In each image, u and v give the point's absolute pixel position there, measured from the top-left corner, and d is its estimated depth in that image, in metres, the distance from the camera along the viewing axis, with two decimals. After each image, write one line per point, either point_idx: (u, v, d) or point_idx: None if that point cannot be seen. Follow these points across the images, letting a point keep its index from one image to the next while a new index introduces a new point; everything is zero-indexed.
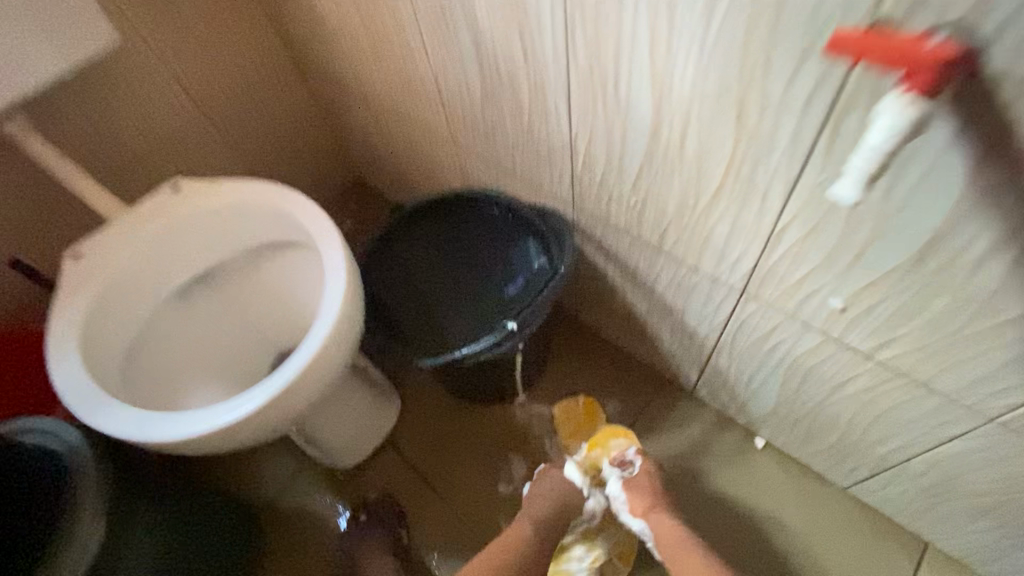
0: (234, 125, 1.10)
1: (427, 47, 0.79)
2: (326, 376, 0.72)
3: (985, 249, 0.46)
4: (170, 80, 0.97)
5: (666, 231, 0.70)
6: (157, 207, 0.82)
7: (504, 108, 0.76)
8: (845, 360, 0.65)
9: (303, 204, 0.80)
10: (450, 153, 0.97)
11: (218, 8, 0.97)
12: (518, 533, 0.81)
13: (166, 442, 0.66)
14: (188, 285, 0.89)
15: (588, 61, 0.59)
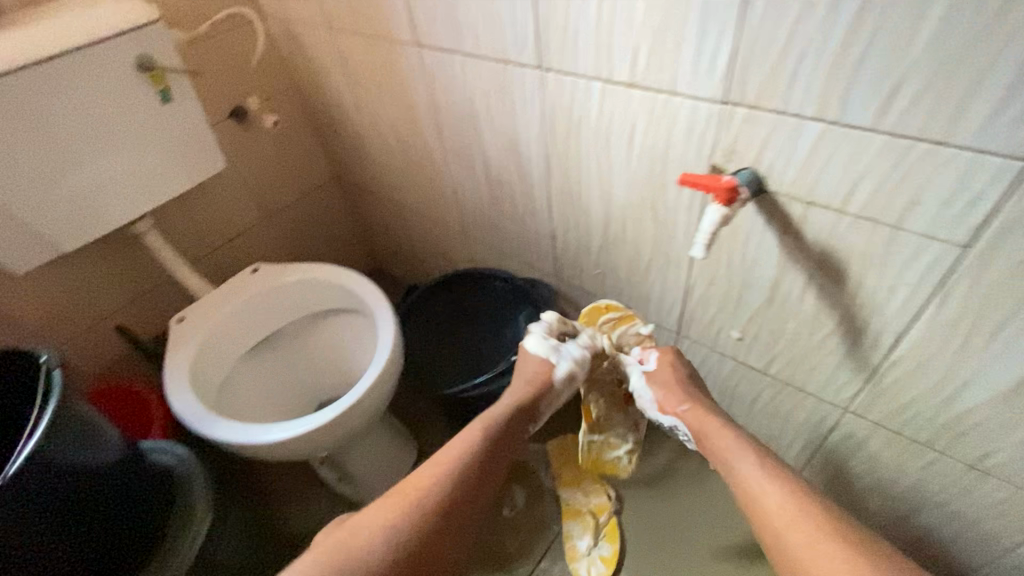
0: (290, 223, 1.44)
1: (450, 168, 1.13)
2: (373, 403, 0.96)
3: (802, 293, 0.73)
4: (250, 192, 1.32)
5: (622, 291, 1.00)
6: (246, 283, 1.10)
7: (506, 210, 1.10)
8: (753, 378, 0.91)
9: (357, 276, 1.08)
10: (458, 240, 1.31)
11: (287, 142, 1.34)
12: (467, 437, 0.79)
13: (264, 443, 0.88)
14: (258, 344, 1.13)
15: (561, 180, 0.92)
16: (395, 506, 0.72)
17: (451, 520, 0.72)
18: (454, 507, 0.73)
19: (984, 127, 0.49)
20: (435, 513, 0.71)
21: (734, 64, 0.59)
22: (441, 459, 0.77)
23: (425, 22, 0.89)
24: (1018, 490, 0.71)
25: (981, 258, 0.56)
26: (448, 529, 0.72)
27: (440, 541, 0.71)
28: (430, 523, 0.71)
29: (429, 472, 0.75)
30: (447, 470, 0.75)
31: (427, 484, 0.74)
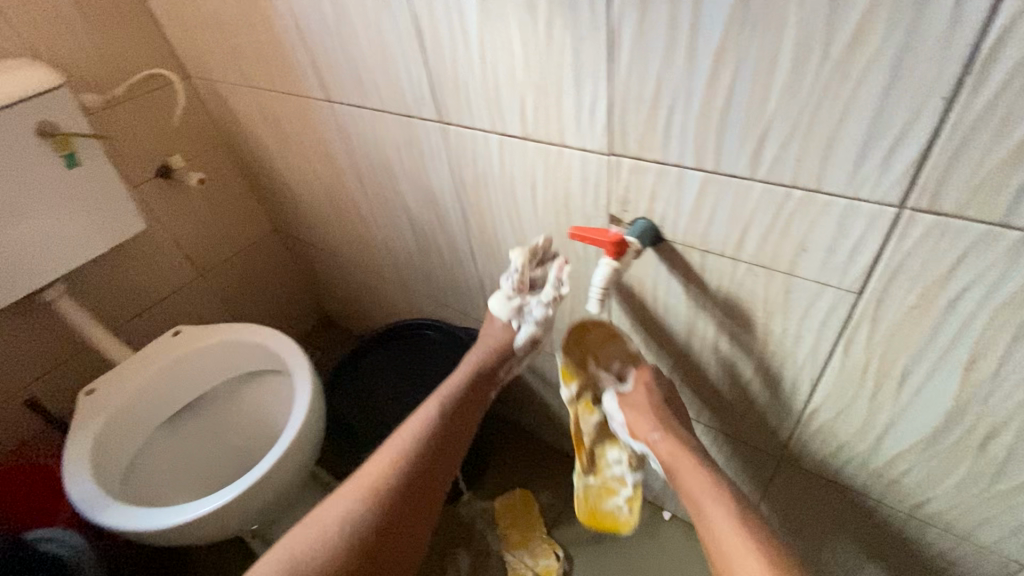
0: (227, 280, 1.40)
1: (378, 221, 1.11)
2: (290, 474, 0.90)
3: (716, 341, 0.70)
4: (180, 252, 1.28)
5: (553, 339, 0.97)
6: (162, 349, 1.05)
7: (434, 261, 1.07)
8: None
9: (280, 338, 1.04)
10: (397, 291, 1.27)
11: (219, 199, 1.31)
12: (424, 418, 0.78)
13: (162, 528, 0.81)
14: (178, 412, 1.07)
15: (479, 232, 0.90)
16: (361, 489, 0.73)
17: (411, 499, 0.73)
18: (412, 490, 0.74)
19: (851, 175, 0.47)
20: (395, 494, 0.73)
21: (612, 115, 0.58)
22: (401, 443, 0.77)
23: (332, 79, 0.88)
24: (959, 537, 0.67)
25: (874, 303, 0.53)
26: (410, 506, 0.73)
27: (400, 520, 0.72)
28: (392, 504, 0.72)
29: (390, 458, 0.75)
30: (406, 454, 0.76)
31: (386, 471, 0.74)
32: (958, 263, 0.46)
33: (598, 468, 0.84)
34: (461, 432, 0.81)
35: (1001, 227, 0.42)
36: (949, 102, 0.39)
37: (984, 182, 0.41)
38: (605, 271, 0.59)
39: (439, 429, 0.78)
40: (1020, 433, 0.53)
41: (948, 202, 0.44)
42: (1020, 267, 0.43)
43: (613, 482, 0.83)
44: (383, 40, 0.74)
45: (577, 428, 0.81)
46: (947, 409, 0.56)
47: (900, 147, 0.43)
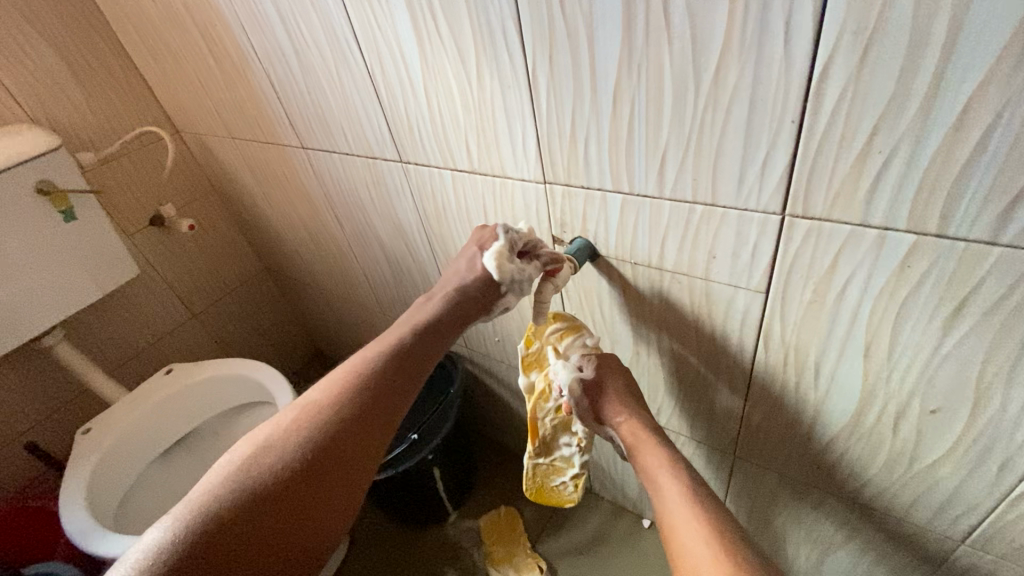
0: (219, 320, 1.46)
1: (356, 254, 1.18)
2: None
3: (659, 345, 0.76)
4: (173, 295, 1.35)
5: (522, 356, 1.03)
6: (153, 386, 1.10)
7: (409, 289, 1.14)
8: None
9: (266, 369, 1.11)
10: (380, 320, 1.34)
11: (210, 243, 1.38)
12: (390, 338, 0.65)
13: None
14: (169, 448, 1.12)
15: (445, 259, 0.97)
16: (275, 436, 0.56)
17: (333, 450, 0.56)
18: (338, 436, 0.57)
19: (738, 189, 0.54)
20: (316, 445, 0.55)
21: (540, 148, 0.65)
22: (333, 383, 0.61)
23: (304, 127, 0.97)
24: (898, 518, 0.71)
25: (779, 301, 0.60)
26: (332, 459, 0.55)
27: (319, 473, 0.54)
28: (307, 455, 0.55)
29: (314, 400, 0.60)
30: (335, 397, 0.59)
31: (307, 413, 0.58)
32: (837, 261, 0.52)
33: (550, 450, 0.86)
34: (413, 377, 0.63)
35: (862, 227, 0.49)
36: (799, 126, 0.47)
37: (840, 189, 0.48)
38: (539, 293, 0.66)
39: (376, 374, 0.61)
40: (922, 410, 0.58)
41: (817, 208, 0.50)
42: (884, 261, 0.50)
43: (562, 462, 0.87)
44: (344, 92, 0.83)
45: (535, 416, 0.81)
46: (859, 392, 0.61)
47: (770, 164, 0.50)
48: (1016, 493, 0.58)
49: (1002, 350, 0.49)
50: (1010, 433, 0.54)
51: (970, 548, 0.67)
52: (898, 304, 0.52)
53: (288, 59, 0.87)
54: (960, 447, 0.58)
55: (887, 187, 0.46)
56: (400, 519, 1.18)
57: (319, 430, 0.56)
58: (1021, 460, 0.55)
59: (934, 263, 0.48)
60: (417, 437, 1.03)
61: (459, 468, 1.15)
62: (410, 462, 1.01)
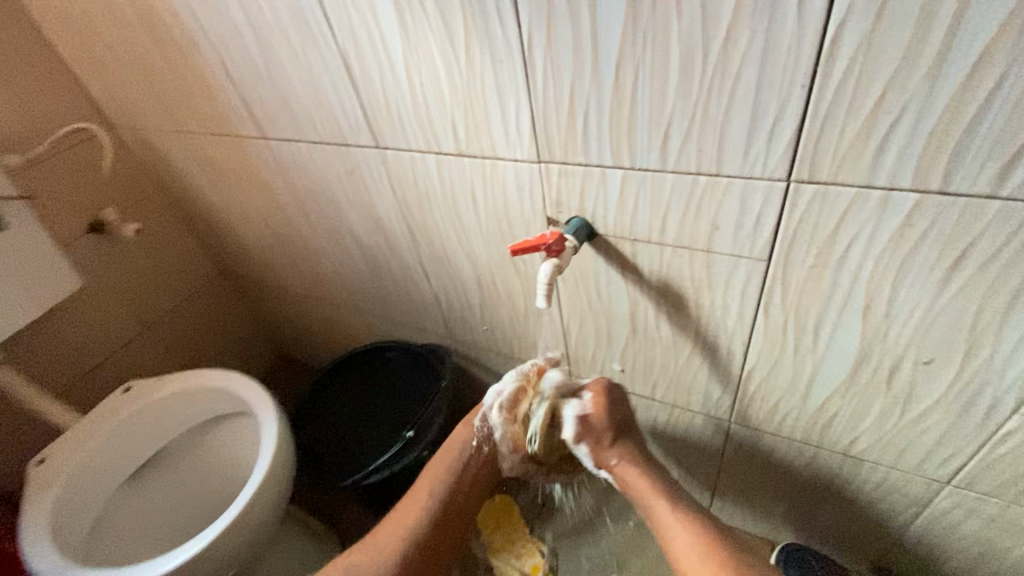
0: (176, 331, 1.36)
1: (327, 251, 1.12)
2: (266, 510, 0.90)
3: (657, 321, 0.76)
4: (122, 306, 1.24)
5: (511, 343, 1.01)
6: (113, 406, 1.01)
7: (388, 283, 1.09)
8: (646, 405, 0.92)
9: (238, 378, 1.04)
10: (355, 318, 1.28)
11: (159, 248, 1.28)
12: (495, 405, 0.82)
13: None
14: (136, 470, 1.03)
15: (428, 248, 0.93)
16: (412, 509, 0.81)
17: (451, 516, 0.82)
18: (454, 509, 0.83)
19: (744, 156, 0.54)
20: (441, 515, 0.82)
21: (535, 126, 0.63)
22: (442, 467, 0.85)
23: (266, 116, 0.90)
24: (887, 468, 0.75)
25: (781, 267, 0.60)
26: (451, 526, 0.82)
27: (445, 533, 0.82)
28: (437, 522, 0.81)
29: (431, 482, 0.84)
30: (445, 479, 0.84)
31: (429, 491, 0.83)
32: (841, 223, 0.54)
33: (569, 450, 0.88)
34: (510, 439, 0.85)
35: (867, 188, 0.50)
36: (809, 89, 0.47)
37: (848, 151, 0.49)
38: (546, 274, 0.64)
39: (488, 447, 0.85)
40: (916, 362, 0.61)
41: (824, 171, 0.51)
42: (889, 219, 0.51)
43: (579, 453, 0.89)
44: (313, 76, 0.77)
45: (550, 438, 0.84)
46: (857, 352, 0.64)
47: (777, 130, 0.50)
48: (1001, 432, 0.62)
49: (995, 298, 0.52)
50: (998, 377, 0.58)
51: (955, 487, 0.71)
52: (899, 262, 0.54)
53: (246, 41, 0.80)
54: (951, 393, 0.61)
55: (895, 146, 0.47)
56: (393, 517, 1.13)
57: (440, 505, 0.82)
58: (1007, 402, 0.59)
59: (936, 219, 0.49)
60: (413, 433, 0.99)
61: None
62: (403, 462, 0.97)
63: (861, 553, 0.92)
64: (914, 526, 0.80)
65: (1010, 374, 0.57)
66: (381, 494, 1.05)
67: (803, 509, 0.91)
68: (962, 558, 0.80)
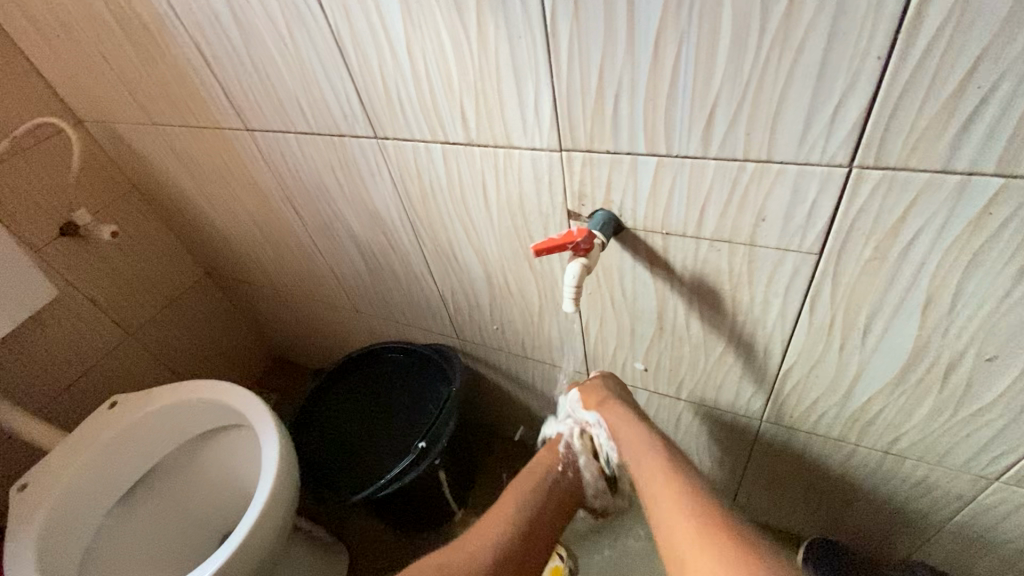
0: (162, 337, 1.28)
1: (322, 249, 1.05)
2: (273, 530, 0.85)
3: (687, 319, 0.71)
4: (103, 314, 1.16)
5: (524, 342, 0.95)
6: (100, 424, 0.94)
7: (389, 283, 1.02)
8: (670, 404, 0.87)
9: (233, 389, 0.97)
10: (353, 319, 1.21)
11: (139, 251, 1.19)
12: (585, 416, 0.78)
13: None
14: (129, 489, 0.97)
15: (433, 246, 0.86)
16: (502, 519, 0.72)
17: (539, 535, 0.73)
18: (541, 526, 0.74)
19: (800, 141, 0.48)
20: (530, 529, 0.72)
21: (558, 110, 0.57)
22: (528, 483, 0.78)
23: (249, 106, 0.82)
24: (931, 466, 0.71)
25: (833, 261, 0.55)
26: (538, 546, 0.72)
27: (532, 548, 0.71)
28: (528, 536, 0.72)
29: (519, 494, 0.76)
30: (532, 492, 0.76)
31: (518, 504, 0.74)
32: (907, 213, 0.48)
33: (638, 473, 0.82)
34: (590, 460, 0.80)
35: (942, 174, 0.45)
36: (884, 63, 0.41)
37: (924, 133, 0.43)
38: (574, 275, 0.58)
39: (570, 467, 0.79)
40: (977, 359, 0.56)
41: (893, 156, 0.45)
42: (963, 208, 0.46)
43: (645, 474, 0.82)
44: (301, 60, 0.70)
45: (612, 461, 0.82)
46: (910, 349, 0.59)
47: (842, 110, 0.45)
48: None
49: None
50: None
51: (1004, 484, 0.67)
52: (969, 253, 0.49)
53: (225, 23, 0.72)
54: (1012, 391, 0.57)
55: (980, 126, 0.41)
56: (404, 528, 1.08)
57: (531, 519, 0.73)
58: None
59: (1019, 207, 0.44)
60: (424, 445, 0.94)
61: (462, 467, 1.08)
62: (416, 474, 0.92)
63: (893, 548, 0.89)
64: (953, 522, 0.77)
65: None
66: (392, 507, 1.00)
67: (834, 506, 0.88)
68: (1004, 554, 0.77)
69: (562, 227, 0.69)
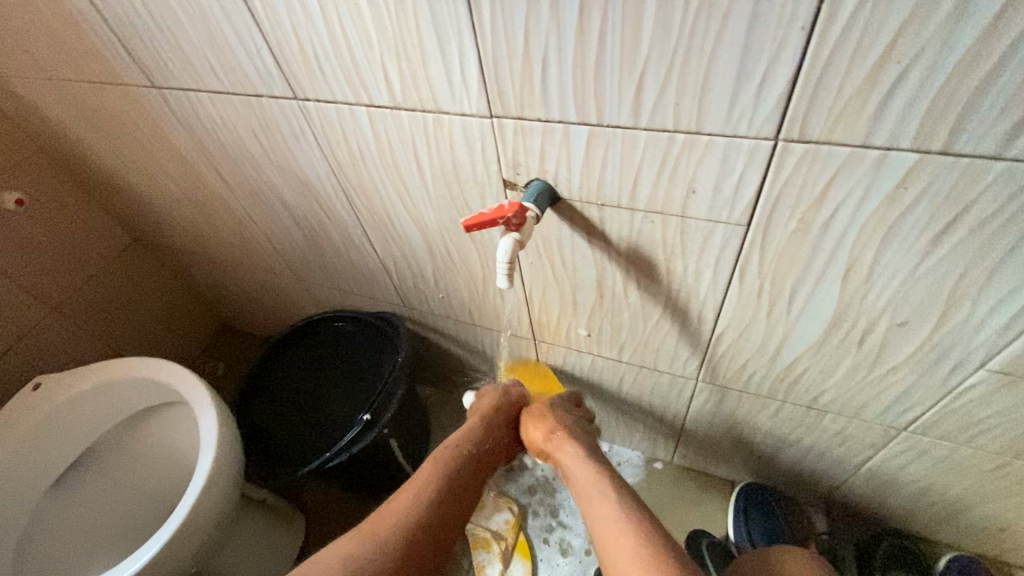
0: (90, 311, 1.20)
1: (253, 217, 0.99)
2: (219, 506, 0.84)
3: (625, 287, 0.71)
4: (17, 290, 1.07)
5: (470, 309, 0.94)
6: (19, 408, 0.88)
7: (329, 251, 0.98)
8: (612, 366, 0.89)
9: (167, 366, 0.93)
10: (297, 287, 1.17)
11: (53, 220, 1.08)
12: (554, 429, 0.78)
13: None
14: (63, 472, 0.94)
15: (369, 214, 0.82)
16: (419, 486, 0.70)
17: (453, 505, 0.70)
18: (457, 491, 0.72)
19: (728, 113, 0.47)
20: (447, 496, 0.70)
21: (484, 74, 0.53)
22: (449, 449, 0.76)
23: (154, 62, 0.74)
24: (849, 418, 0.75)
25: (762, 231, 0.55)
26: (454, 513, 0.70)
27: (444, 518, 0.68)
28: (442, 506, 0.69)
29: (439, 464, 0.73)
30: (450, 465, 0.73)
31: (437, 469, 0.72)
32: (829, 186, 0.49)
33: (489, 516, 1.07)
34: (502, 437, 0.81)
35: (862, 148, 0.45)
36: (809, 33, 0.40)
37: (846, 107, 0.43)
38: (506, 251, 0.58)
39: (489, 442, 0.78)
40: (890, 323, 0.59)
41: (816, 130, 0.45)
42: (882, 180, 0.46)
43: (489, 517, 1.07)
44: (202, 10, 0.62)
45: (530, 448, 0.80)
46: (832, 314, 0.61)
47: (768, 82, 0.43)
48: (963, 385, 0.62)
49: (980, 263, 0.49)
50: (971, 335, 0.56)
51: (911, 433, 0.72)
52: (886, 225, 0.50)
53: None
54: (922, 351, 0.60)
55: (900, 101, 0.41)
56: (359, 491, 1.09)
57: (449, 485, 0.71)
58: (974, 359, 0.58)
59: (934, 180, 0.45)
60: (371, 416, 0.93)
61: (417, 434, 1.08)
62: (363, 444, 0.91)
63: (816, 489, 0.95)
64: (867, 466, 0.83)
65: (983, 334, 0.55)
66: (345, 473, 1.00)
67: (766, 453, 0.92)
68: (912, 492, 0.83)
69: (498, 196, 0.66)
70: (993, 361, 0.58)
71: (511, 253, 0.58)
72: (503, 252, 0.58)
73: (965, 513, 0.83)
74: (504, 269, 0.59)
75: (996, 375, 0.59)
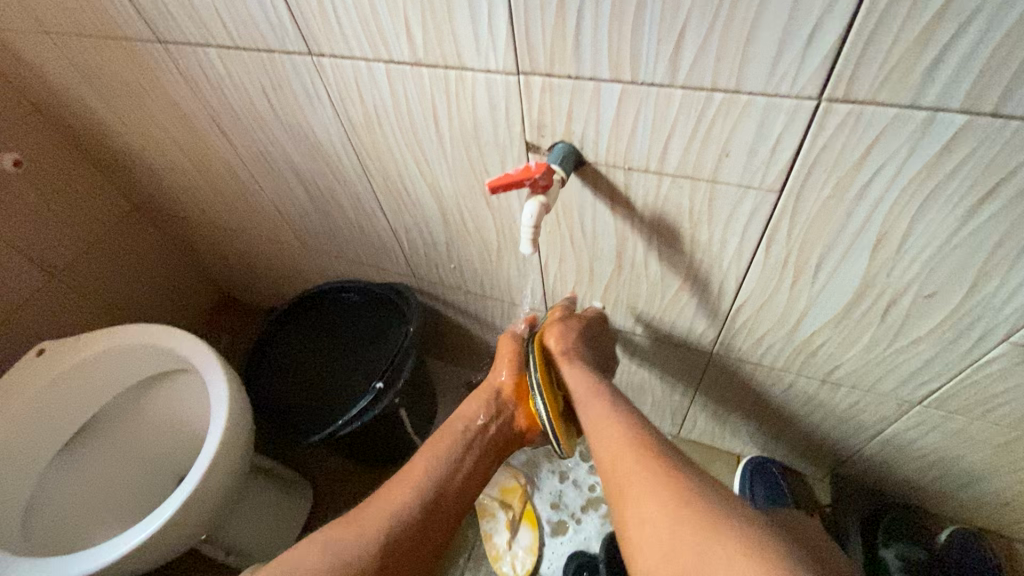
0: (89, 277, 1.17)
1: (260, 183, 0.96)
2: (229, 473, 0.83)
3: (645, 257, 0.70)
4: (15, 254, 1.04)
5: (482, 279, 0.92)
6: (22, 374, 0.87)
7: (338, 219, 0.96)
8: (625, 338, 0.89)
9: (172, 334, 0.91)
10: (303, 257, 1.15)
11: (50, 182, 1.05)
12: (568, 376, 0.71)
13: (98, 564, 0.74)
14: (69, 440, 0.93)
15: (382, 180, 0.80)
16: (409, 480, 0.70)
17: (439, 514, 0.68)
18: (444, 498, 0.70)
19: (771, 71, 0.45)
20: (432, 505, 0.68)
21: (513, 27, 0.51)
22: (443, 442, 0.75)
23: (157, 14, 0.71)
24: (863, 392, 0.76)
25: (794, 199, 0.54)
26: (438, 528, 0.68)
27: (423, 536, 0.66)
28: (425, 521, 0.67)
29: (433, 457, 0.72)
30: (431, 473, 0.71)
31: (430, 463, 0.72)
32: (871, 150, 0.47)
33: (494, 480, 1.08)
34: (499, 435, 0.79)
35: (910, 108, 0.43)
36: None
37: (896, 66, 0.41)
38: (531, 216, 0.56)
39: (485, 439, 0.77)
40: (916, 296, 0.58)
41: (863, 90, 0.44)
42: (926, 144, 0.45)
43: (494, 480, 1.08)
44: None
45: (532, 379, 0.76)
46: (857, 286, 0.60)
47: (817, 37, 0.42)
48: (984, 358, 0.62)
49: (1018, 233, 0.48)
50: (998, 308, 0.56)
51: (925, 407, 0.73)
52: (924, 192, 0.49)
53: None
54: (947, 323, 0.60)
55: (955, 58, 0.39)
56: (367, 460, 1.09)
57: (439, 481, 0.70)
58: (999, 332, 0.58)
59: (980, 144, 0.44)
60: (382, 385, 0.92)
61: (425, 405, 1.08)
62: (374, 414, 0.90)
63: (823, 461, 0.96)
64: (878, 439, 0.83)
65: (1011, 307, 0.55)
66: (354, 442, 1.00)
67: (775, 427, 0.93)
68: (920, 465, 0.84)
69: (520, 160, 0.64)
70: (1019, 334, 0.57)
71: (537, 217, 0.57)
72: (529, 216, 0.56)
73: (972, 487, 0.84)
74: (529, 232, 0.58)
75: (1019, 349, 0.59)
